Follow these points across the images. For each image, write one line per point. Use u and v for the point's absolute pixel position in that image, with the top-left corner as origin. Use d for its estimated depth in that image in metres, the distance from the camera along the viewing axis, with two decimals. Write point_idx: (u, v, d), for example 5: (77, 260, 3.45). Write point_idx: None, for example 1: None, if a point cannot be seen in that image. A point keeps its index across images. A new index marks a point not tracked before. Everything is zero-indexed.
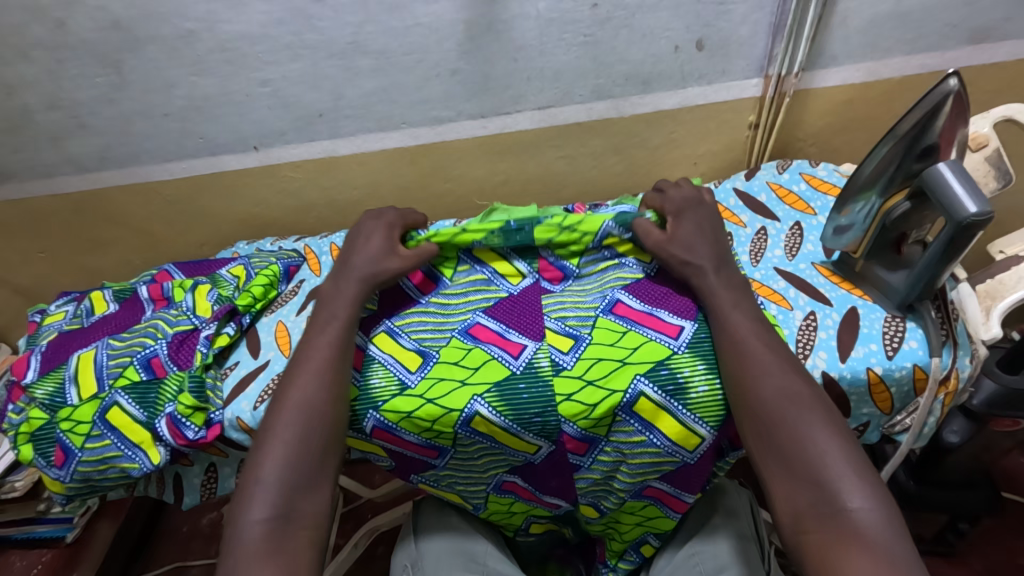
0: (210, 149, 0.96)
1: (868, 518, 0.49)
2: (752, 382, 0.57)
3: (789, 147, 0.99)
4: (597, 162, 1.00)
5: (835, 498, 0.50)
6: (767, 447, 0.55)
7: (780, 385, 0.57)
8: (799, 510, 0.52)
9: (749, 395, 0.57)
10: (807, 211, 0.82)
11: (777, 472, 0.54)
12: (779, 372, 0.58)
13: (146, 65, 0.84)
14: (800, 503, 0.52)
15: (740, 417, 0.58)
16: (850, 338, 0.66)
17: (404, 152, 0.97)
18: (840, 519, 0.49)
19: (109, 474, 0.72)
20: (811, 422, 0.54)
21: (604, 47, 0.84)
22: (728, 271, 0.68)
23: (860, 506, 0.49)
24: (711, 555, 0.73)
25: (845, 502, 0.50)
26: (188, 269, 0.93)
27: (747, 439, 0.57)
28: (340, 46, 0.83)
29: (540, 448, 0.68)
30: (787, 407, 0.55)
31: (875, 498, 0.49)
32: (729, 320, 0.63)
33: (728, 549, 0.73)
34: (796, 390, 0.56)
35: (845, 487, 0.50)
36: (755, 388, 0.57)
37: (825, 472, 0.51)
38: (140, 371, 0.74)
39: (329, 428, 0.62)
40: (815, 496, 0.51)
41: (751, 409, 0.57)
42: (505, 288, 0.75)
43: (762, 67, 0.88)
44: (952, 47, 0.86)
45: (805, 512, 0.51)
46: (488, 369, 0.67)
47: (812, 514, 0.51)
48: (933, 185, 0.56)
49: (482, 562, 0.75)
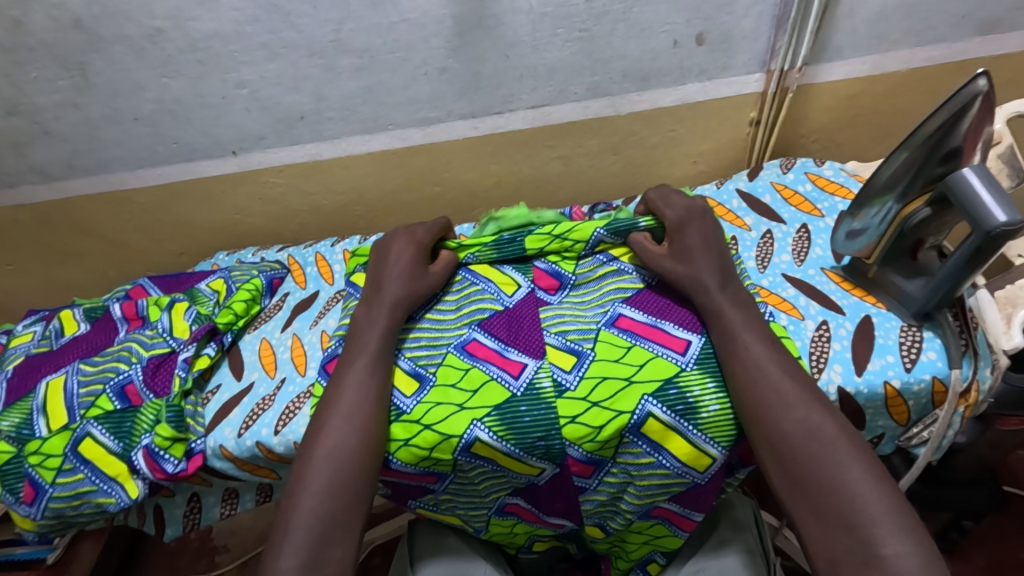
0: (186, 155, 0.90)
1: (907, 564, 0.46)
2: (772, 417, 0.55)
3: (790, 144, 0.96)
4: (593, 162, 0.96)
5: (869, 543, 0.47)
6: (795, 488, 0.52)
7: (803, 420, 0.54)
8: (834, 557, 0.49)
9: (770, 431, 0.55)
10: (814, 213, 0.79)
11: (806, 515, 0.51)
12: (799, 406, 0.55)
13: (112, 68, 0.78)
14: (833, 549, 0.49)
15: (763, 455, 0.56)
16: (865, 349, 0.63)
17: (391, 155, 0.92)
18: (876, 566, 0.47)
19: (83, 510, 0.67)
20: (840, 460, 0.51)
21: (600, 43, 0.80)
22: (734, 288, 0.65)
23: (896, 552, 0.46)
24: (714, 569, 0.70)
25: (880, 547, 0.47)
26: (165, 284, 0.87)
27: (774, 478, 0.55)
28: (320, 45, 0.77)
29: (545, 470, 0.64)
30: (813, 444, 0.53)
31: (911, 542, 0.47)
32: (739, 340, 0.60)
33: (735, 562, 0.70)
34: (821, 424, 0.54)
35: (879, 531, 0.48)
36: (778, 425, 0.55)
37: (857, 514, 0.49)
38: (114, 401, 0.70)
39: (320, 461, 0.58)
40: (849, 541, 0.48)
41: (773, 448, 0.54)
42: (501, 301, 0.71)
43: (764, 62, 0.84)
44: (959, 38, 0.83)
45: (841, 559, 0.49)
46: (487, 391, 0.63)
47: (848, 562, 0.48)
48: (960, 192, 0.53)
49: None
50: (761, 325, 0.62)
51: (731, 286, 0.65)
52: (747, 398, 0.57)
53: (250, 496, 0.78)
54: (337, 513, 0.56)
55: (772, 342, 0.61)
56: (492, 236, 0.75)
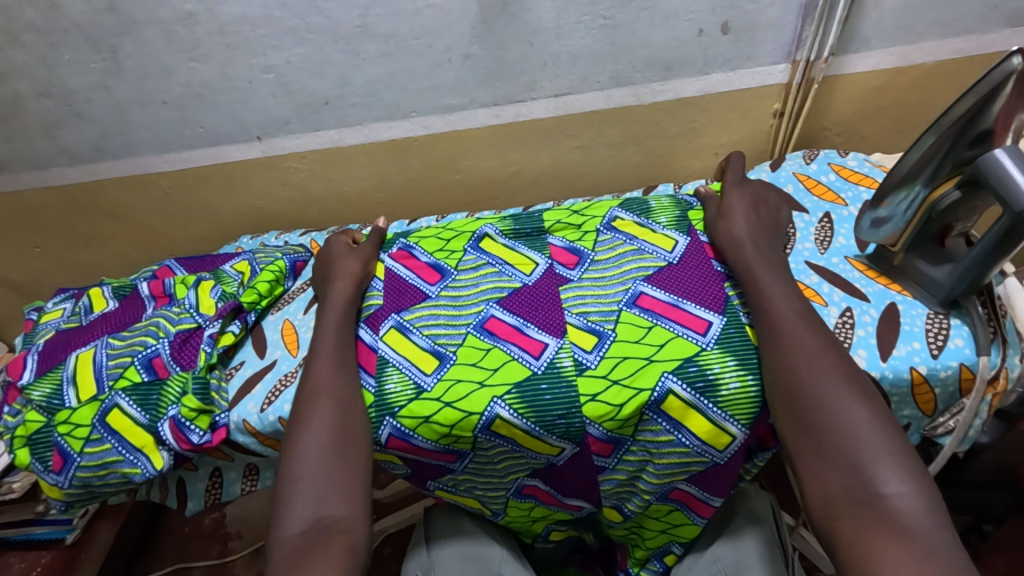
0: (212, 139, 0.92)
1: (907, 503, 0.48)
2: (787, 362, 0.57)
3: (814, 136, 0.95)
4: (613, 152, 0.96)
5: (871, 482, 0.49)
6: (800, 430, 0.54)
7: (813, 366, 0.56)
8: (832, 493, 0.50)
9: (782, 373, 0.57)
10: (838, 202, 0.78)
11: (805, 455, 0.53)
12: (811, 352, 0.57)
13: (143, 51, 0.80)
14: (831, 487, 0.50)
15: (772, 398, 0.57)
16: (890, 335, 0.62)
17: (413, 143, 0.93)
18: (876, 504, 0.48)
19: (110, 480, 0.68)
20: (847, 404, 0.53)
21: (624, 31, 0.80)
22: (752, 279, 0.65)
23: (896, 491, 0.48)
24: (729, 557, 0.70)
25: (880, 486, 0.49)
26: (190, 265, 0.89)
27: (779, 420, 0.56)
28: (347, 29, 0.79)
29: (564, 450, 0.65)
30: (824, 389, 0.54)
31: (913, 484, 0.48)
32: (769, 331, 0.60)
33: (750, 552, 0.69)
34: (829, 372, 0.55)
35: (881, 471, 0.49)
36: (791, 368, 0.56)
37: (860, 455, 0.50)
38: (142, 372, 0.71)
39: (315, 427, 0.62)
40: (849, 479, 0.50)
41: (785, 391, 0.56)
42: (518, 279, 0.74)
43: (789, 52, 0.84)
44: (988, 30, 0.82)
45: (839, 497, 0.50)
46: (508, 369, 0.65)
47: (846, 498, 0.50)
48: (991, 173, 0.53)
49: (496, 569, 0.71)
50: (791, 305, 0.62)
51: (749, 253, 0.67)
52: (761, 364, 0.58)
53: (269, 474, 0.79)
54: (333, 475, 0.59)
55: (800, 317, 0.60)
56: (510, 212, 0.83)
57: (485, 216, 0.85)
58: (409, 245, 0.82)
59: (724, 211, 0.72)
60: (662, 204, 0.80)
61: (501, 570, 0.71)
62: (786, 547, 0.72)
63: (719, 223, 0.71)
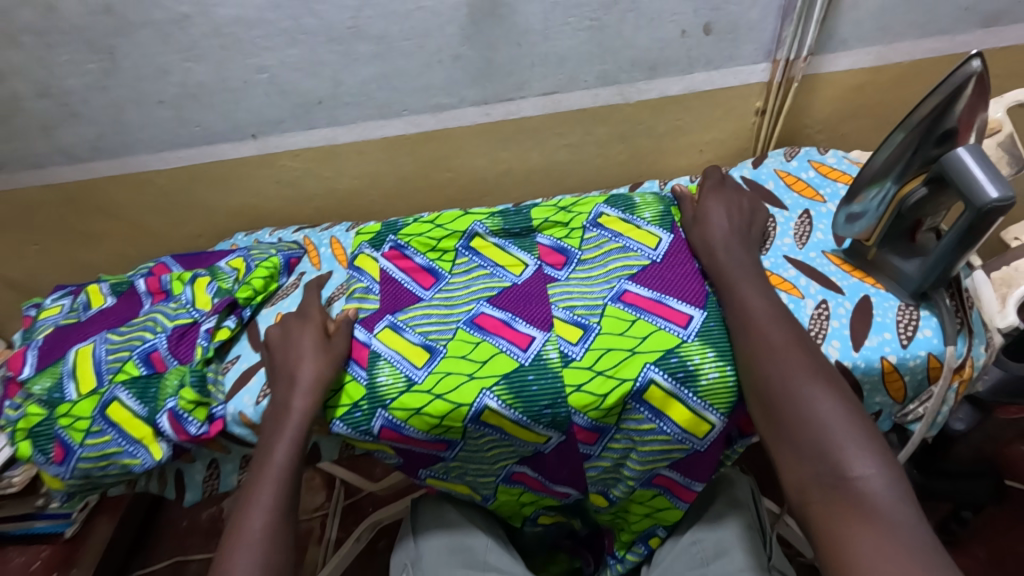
0: (207, 138, 0.93)
1: (873, 485, 0.50)
2: (756, 360, 0.60)
3: (795, 134, 0.97)
4: (601, 150, 0.98)
5: (838, 466, 0.52)
6: (773, 424, 0.58)
7: (783, 362, 0.59)
8: (804, 480, 0.54)
9: (753, 372, 0.60)
10: (817, 199, 0.81)
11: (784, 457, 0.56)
12: (781, 349, 0.60)
13: (139, 52, 0.81)
14: (803, 475, 0.54)
15: (749, 396, 0.61)
16: (862, 326, 0.65)
17: (405, 141, 0.95)
18: (843, 487, 0.51)
19: (111, 471, 0.71)
20: (815, 395, 0.56)
21: (610, 32, 0.82)
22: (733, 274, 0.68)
23: (863, 473, 0.51)
24: (711, 541, 0.72)
25: (847, 470, 0.52)
26: (187, 261, 0.91)
27: (757, 415, 0.60)
28: (339, 31, 0.80)
29: (551, 438, 0.68)
30: (792, 382, 0.58)
31: (879, 465, 0.51)
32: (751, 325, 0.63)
33: (731, 535, 0.72)
34: (796, 366, 0.59)
35: (847, 455, 0.52)
36: (760, 366, 0.60)
37: (828, 442, 0.53)
38: (140, 366, 0.73)
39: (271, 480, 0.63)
40: (818, 465, 0.53)
41: (757, 388, 0.59)
42: (508, 279, 0.77)
43: (770, 52, 0.86)
44: (962, 30, 0.85)
45: (810, 483, 0.53)
46: (496, 362, 0.67)
47: (816, 484, 0.53)
48: (953, 172, 0.55)
49: (482, 559, 0.74)
50: (763, 301, 0.65)
51: (721, 257, 0.70)
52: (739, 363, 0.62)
53: None
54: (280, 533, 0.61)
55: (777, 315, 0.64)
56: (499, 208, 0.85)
57: (475, 209, 0.87)
58: (401, 245, 0.84)
59: (700, 215, 0.75)
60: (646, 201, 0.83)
61: (487, 560, 0.74)
62: (765, 532, 0.75)
63: (694, 228, 0.74)
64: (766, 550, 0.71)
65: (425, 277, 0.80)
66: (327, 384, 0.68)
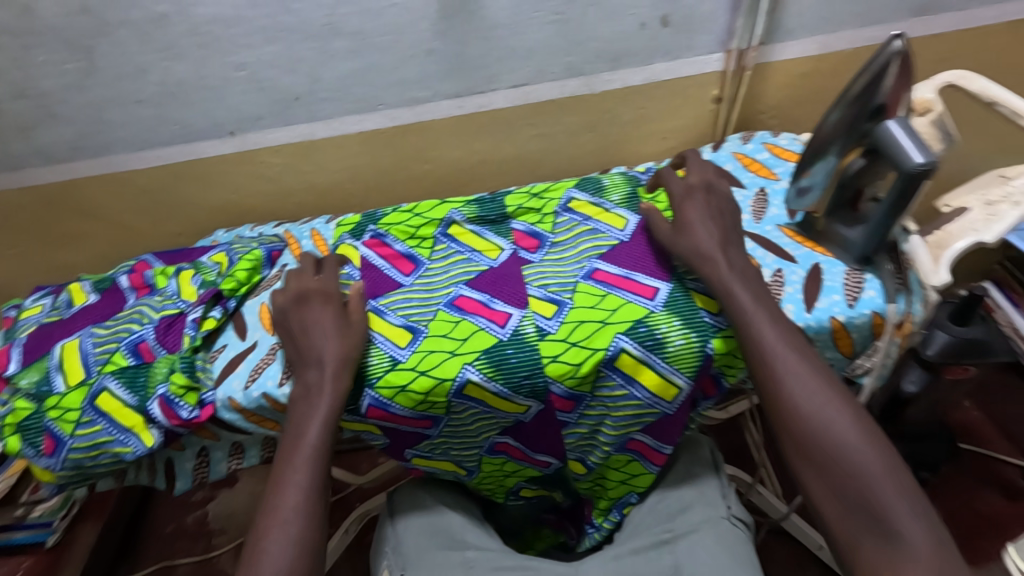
0: (186, 136, 0.95)
1: (921, 540, 0.50)
2: (791, 404, 0.58)
3: (751, 120, 1.03)
4: (570, 139, 1.02)
5: (887, 522, 0.51)
6: (813, 469, 0.56)
7: (820, 406, 0.57)
8: (851, 533, 0.53)
9: (788, 416, 0.58)
10: (771, 177, 0.86)
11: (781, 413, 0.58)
12: (817, 392, 0.58)
13: (117, 51, 0.83)
14: (850, 528, 0.53)
15: (782, 438, 0.58)
16: (814, 290, 0.70)
17: (381, 135, 0.98)
18: (893, 542, 0.51)
19: (102, 460, 0.72)
20: (857, 442, 0.55)
21: (575, 26, 0.87)
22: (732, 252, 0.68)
23: (912, 530, 0.50)
24: (676, 498, 0.78)
25: (897, 526, 0.51)
26: (168, 258, 0.92)
27: (794, 460, 0.58)
28: (315, 28, 0.83)
29: (531, 408, 0.72)
30: (833, 429, 0.56)
31: (925, 518, 0.51)
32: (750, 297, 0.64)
33: (694, 491, 0.77)
34: (835, 410, 0.56)
35: (896, 510, 0.51)
36: (796, 410, 0.57)
37: (874, 494, 0.52)
38: (128, 357, 0.74)
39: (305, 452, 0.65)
40: (867, 518, 0.52)
41: (794, 433, 0.57)
42: (484, 262, 0.81)
43: (724, 42, 0.91)
44: (897, 19, 0.92)
45: (858, 536, 0.53)
46: (476, 338, 0.71)
47: (864, 538, 0.52)
48: (884, 141, 0.61)
49: (460, 538, 0.76)
50: (772, 315, 0.63)
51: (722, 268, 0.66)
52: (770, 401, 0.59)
53: (255, 452, 0.84)
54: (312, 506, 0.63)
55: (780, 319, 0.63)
56: (474, 196, 0.88)
57: (450, 198, 0.90)
58: (381, 234, 0.87)
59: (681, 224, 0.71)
60: (613, 186, 0.87)
61: (464, 538, 0.76)
62: (727, 487, 0.79)
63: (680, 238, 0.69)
64: (725, 501, 0.76)
65: (405, 263, 0.83)
66: (353, 364, 0.69)
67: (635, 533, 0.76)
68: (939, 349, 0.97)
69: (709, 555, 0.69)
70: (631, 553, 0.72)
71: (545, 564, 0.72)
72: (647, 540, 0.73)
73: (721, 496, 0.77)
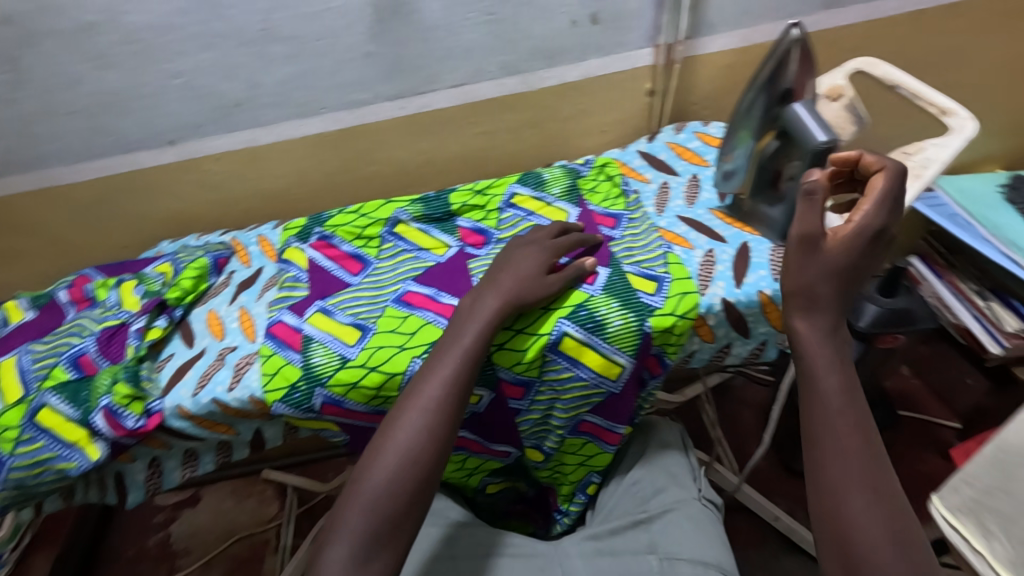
0: (124, 147, 0.94)
1: None
2: (843, 500, 0.52)
3: (684, 111, 1.08)
4: (513, 136, 1.05)
5: None
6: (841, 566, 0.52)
7: (867, 511, 0.51)
8: None
9: (834, 509, 0.53)
10: (702, 164, 0.91)
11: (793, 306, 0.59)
12: (874, 498, 0.52)
13: (45, 62, 0.82)
14: None
15: (823, 529, 0.54)
16: (743, 267, 0.75)
17: (325, 139, 0.98)
18: None
19: (46, 478, 0.70)
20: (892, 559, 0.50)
21: (509, 25, 0.90)
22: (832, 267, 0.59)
23: None
24: (648, 481, 0.80)
25: None
26: (110, 270, 0.91)
27: (826, 554, 0.53)
28: (251, 34, 0.84)
29: (483, 397, 0.75)
30: (873, 537, 0.51)
31: None
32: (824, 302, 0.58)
33: (664, 474, 0.80)
34: (882, 517, 0.51)
35: None
36: (845, 506, 0.52)
37: None
38: (68, 371, 0.73)
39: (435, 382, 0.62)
40: None
41: (835, 526, 0.52)
42: (431, 259, 0.83)
43: (652, 37, 0.96)
44: (809, 12, 0.98)
45: None
46: (424, 332, 0.72)
47: None
48: (791, 121, 0.67)
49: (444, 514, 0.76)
50: (844, 369, 0.57)
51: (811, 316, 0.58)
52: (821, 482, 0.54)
53: (209, 458, 0.85)
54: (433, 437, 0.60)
55: (848, 397, 0.56)
56: (419, 195, 0.90)
57: (394, 198, 0.92)
58: (327, 235, 0.88)
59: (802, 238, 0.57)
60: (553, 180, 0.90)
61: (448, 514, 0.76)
62: (696, 470, 0.83)
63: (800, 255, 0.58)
64: (696, 483, 0.80)
65: (353, 264, 0.84)
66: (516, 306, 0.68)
67: (609, 517, 0.77)
68: (870, 320, 1.02)
69: (681, 533, 0.72)
70: (610, 533, 0.73)
71: (526, 541, 0.73)
72: (624, 521, 0.74)
73: (690, 479, 0.81)
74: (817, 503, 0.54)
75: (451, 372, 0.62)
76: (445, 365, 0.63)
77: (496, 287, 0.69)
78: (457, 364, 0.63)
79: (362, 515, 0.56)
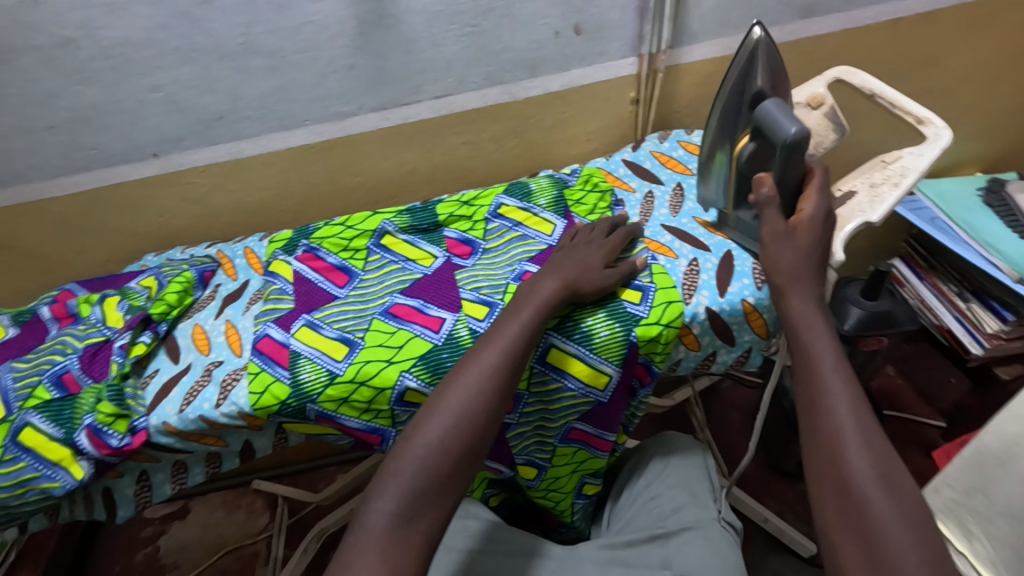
0: (105, 160, 0.93)
1: None
2: (842, 440, 0.51)
3: (668, 119, 1.09)
4: (498, 145, 1.05)
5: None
6: (836, 503, 0.50)
7: (866, 456, 0.50)
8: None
9: (834, 452, 0.51)
10: (686, 172, 0.92)
11: (795, 254, 0.65)
12: (873, 444, 0.51)
13: (22, 77, 0.81)
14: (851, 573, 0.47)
15: (819, 471, 0.52)
16: (726, 276, 0.76)
17: (309, 151, 0.98)
18: None
19: (29, 498, 0.70)
20: (890, 504, 0.47)
21: (490, 37, 0.90)
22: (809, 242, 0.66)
23: None
24: (668, 499, 0.78)
25: None
26: (92, 285, 0.90)
27: (822, 495, 0.51)
28: (231, 47, 0.84)
29: None
30: (872, 479, 0.49)
31: None
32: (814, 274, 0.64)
33: (686, 493, 0.78)
34: (881, 462, 0.50)
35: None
36: (846, 447, 0.51)
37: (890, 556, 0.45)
38: (52, 390, 0.72)
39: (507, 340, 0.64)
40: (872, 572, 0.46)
41: (833, 463, 0.51)
42: (419, 270, 0.83)
43: (635, 47, 0.97)
44: (788, 21, 0.99)
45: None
46: (411, 346, 0.72)
47: None
48: (761, 117, 0.68)
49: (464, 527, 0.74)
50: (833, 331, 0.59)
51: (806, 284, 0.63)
52: (819, 420, 0.53)
53: (199, 469, 0.83)
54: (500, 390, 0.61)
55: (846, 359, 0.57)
56: (406, 205, 0.90)
57: (380, 209, 0.92)
58: (313, 247, 0.87)
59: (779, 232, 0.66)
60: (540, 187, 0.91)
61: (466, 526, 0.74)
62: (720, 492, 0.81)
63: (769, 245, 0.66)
64: (716, 504, 0.76)
65: (338, 275, 0.84)
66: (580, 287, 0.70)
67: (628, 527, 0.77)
68: (854, 323, 1.04)
69: (700, 552, 0.68)
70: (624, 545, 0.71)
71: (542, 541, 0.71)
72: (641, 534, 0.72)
73: (711, 499, 0.77)
74: (814, 443, 0.53)
75: (511, 340, 0.63)
76: (526, 321, 0.65)
77: (561, 270, 0.71)
78: (516, 336, 0.64)
79: (422, 456, 0.56)
